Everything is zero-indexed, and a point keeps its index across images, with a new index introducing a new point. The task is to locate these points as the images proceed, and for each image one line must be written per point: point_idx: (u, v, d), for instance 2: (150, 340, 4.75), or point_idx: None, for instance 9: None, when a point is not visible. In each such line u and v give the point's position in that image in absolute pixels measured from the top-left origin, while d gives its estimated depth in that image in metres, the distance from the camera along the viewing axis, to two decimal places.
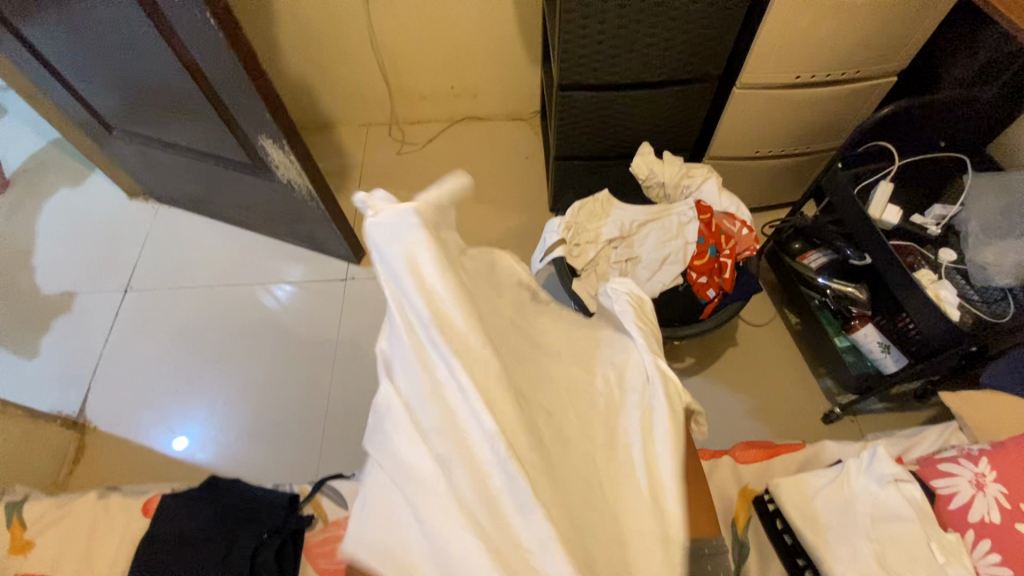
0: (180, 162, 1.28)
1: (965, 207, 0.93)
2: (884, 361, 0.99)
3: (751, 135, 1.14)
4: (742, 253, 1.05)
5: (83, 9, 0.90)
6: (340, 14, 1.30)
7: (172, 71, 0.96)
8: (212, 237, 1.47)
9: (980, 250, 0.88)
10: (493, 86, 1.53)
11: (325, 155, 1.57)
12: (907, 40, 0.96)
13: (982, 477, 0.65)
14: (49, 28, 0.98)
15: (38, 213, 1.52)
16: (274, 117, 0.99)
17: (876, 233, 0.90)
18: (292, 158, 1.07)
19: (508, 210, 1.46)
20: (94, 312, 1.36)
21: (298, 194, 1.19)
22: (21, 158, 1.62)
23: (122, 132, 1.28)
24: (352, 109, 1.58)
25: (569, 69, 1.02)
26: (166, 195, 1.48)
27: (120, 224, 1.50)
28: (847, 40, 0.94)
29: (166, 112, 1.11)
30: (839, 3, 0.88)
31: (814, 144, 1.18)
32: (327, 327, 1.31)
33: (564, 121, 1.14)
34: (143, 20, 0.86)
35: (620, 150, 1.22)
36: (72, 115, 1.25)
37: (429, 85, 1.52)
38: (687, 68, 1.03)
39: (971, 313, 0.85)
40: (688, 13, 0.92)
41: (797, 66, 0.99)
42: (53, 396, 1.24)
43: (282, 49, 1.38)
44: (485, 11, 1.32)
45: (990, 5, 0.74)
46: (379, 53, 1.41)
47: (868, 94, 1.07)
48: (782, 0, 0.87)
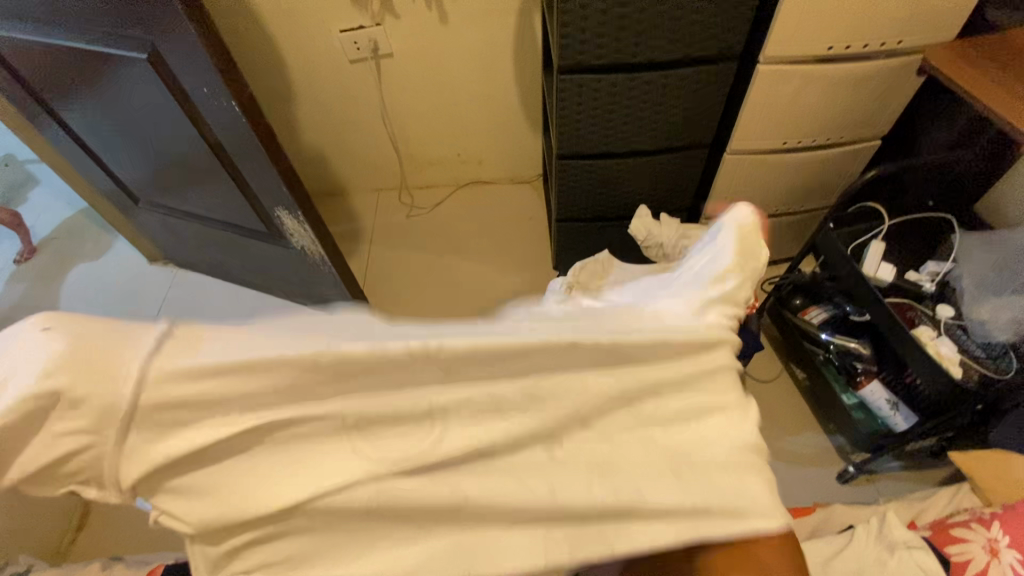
0: (200, 230, 1.35)
1: (957, 264, 0.95)
2: (893, 419, 0.98)
3: (746, 197, 1.19)
4: (743, 310, 1.07)
5: (120, 98, 0.99)
6: (355, 91, 1.40)
7: (197, 148, 1.04)
8: (226, 300, 1.52)
9: (976, 306, 0.89)
10: (497, 153, 1.61)
11: (338, 220, 1.64)
12: (884, 109, 1.02)
13: (996, 542, 0.63)
14: (87, 112, 1.07)
15: (63, 279, 1.59)
16: (290, 189, 1.05)
17: (871, 291, 0.93)
18: (306, 226, 1.13)
19: (515, 270, 1.50)
20: None
21: (311, 259, 1.24)
22: (49, 227, 1.71)
23: (147, 203, 1.35)
24: (364, 177, 1.66)
25: (567, 141, 1.08)
26: (184, 259, 1.54)
27: (140, 288, 1.56)
28: (828, 110, 1.00)
29: (187, 184, 1.19)
30: (817, 78, 0.94)
31: (807, 205, 1.23)
32: None
33: (565, 187, 1.19)
34: (172, 105, 0.93)
35: (618, 212, 1.27)
36: (101, 188, 1.34)
37: (437, 153, 1.61)
38: (679, 137, 1.09)
39: (975, 369, 0.85)
40: (675, 89, 0.99)
41: (783, 134, 1.05)
42: None
43: (300, 124, 1.47)
44: (489, 86, 1.42)
45: (972, 95, 0.78)
46: (390, 126, 1.51)
47: (853, 157, 1.12)
48: (764, 77, 0.94)
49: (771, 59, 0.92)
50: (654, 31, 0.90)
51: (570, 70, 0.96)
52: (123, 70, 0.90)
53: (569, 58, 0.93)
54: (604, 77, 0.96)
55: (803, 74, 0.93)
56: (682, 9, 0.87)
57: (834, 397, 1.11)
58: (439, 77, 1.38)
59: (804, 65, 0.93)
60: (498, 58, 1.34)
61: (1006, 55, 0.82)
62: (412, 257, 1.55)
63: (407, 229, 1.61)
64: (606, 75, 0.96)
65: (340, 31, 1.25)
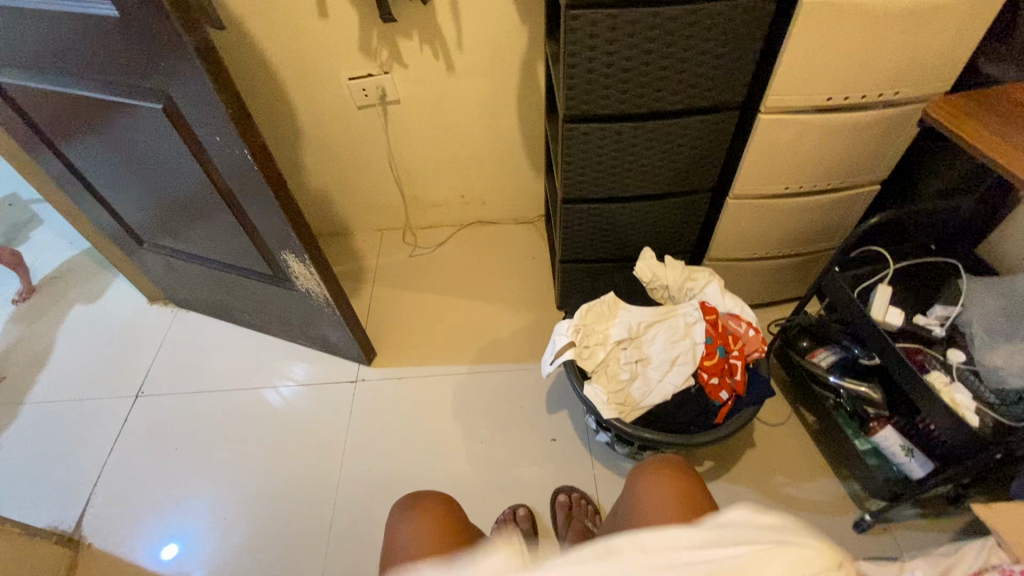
0: (202, 272, 1.34)
1: (965, 308, 0.95)
2: (909, 466, 0.96)
3: (749, 240, 1.20)
4: (751, 354, 1.06)
5: (132, 144, 1.00)
6: (362, 135, 1.42)
7: (205, 193, 1.04)
8: (224, 341, 1.50)
9: (988, 353, 0.89)
10: (499, 195, 1.63)
11: (341, 259, 1.64)
12: (882, 155, 1.03)
13: None
14: (97, 156, 1.09)
15: (61, 318, 1.57)
16: (298, 234, 1.05)
17: (882, 335, 0.92)
18: (311, 270, 1.12)
19: (518, 310, 1.50)
20: (103, 419, 1.36)
21: (315, 302, 1.23)
22: (50, 266, 1.70)
23: (151, 244, 1.35)
24: (369, 218, 1.67)
25: (573, 186, 1.10)
26: (184, 299, 1.53)
27: (139, 328, 1.55)
28: (829, 157, 1.02)
29: (191, 225, 1.19)
30: (819, 125, 0.96)
31: (809, 247, 1.23)
32: (335, 427, 1.30)
33: (570, 229, 1.20)
34: (184, 151, 0.95)
35: (621, 255, 1.27)
36: (107, 229, 1.34)
37: (440, 195, 1.62)
38: (683, 182, 1.11)
39: (989, 416, 0.84)
40: (679, 137, 1.01)
41: (786, 179, 1.06)
42: (52, 508, 1.22)
43: (306, 166, 1.49)
44: (494, 130, 1.44)
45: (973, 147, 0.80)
46: (395, 168, 1.53)
47: (854, 201, 1.13)
48: (765, 125, 0.96)
49: (772, 109, 0.95)
50: (658, 82, 0.92)
51: (575, 119, 0.99)
52: (137, 117, 0.92)
53: (574, 108, 0.96)
54: (609, 126, 0.99)
55: (802, 123, 0.96)
56: (684, 61, 0.90)
57: (845, 442, 1.09)
58: (445, 122, 1.41)
59: (805, 114, 0.95)
60: (503, 104, 1.38)
61: (1002, 107, 0.84)
62: (414, 297, 1.55)
63: (409, 269, 1.62)
64: (610, 123, 0.99)
65: (349, 79, 1.28)
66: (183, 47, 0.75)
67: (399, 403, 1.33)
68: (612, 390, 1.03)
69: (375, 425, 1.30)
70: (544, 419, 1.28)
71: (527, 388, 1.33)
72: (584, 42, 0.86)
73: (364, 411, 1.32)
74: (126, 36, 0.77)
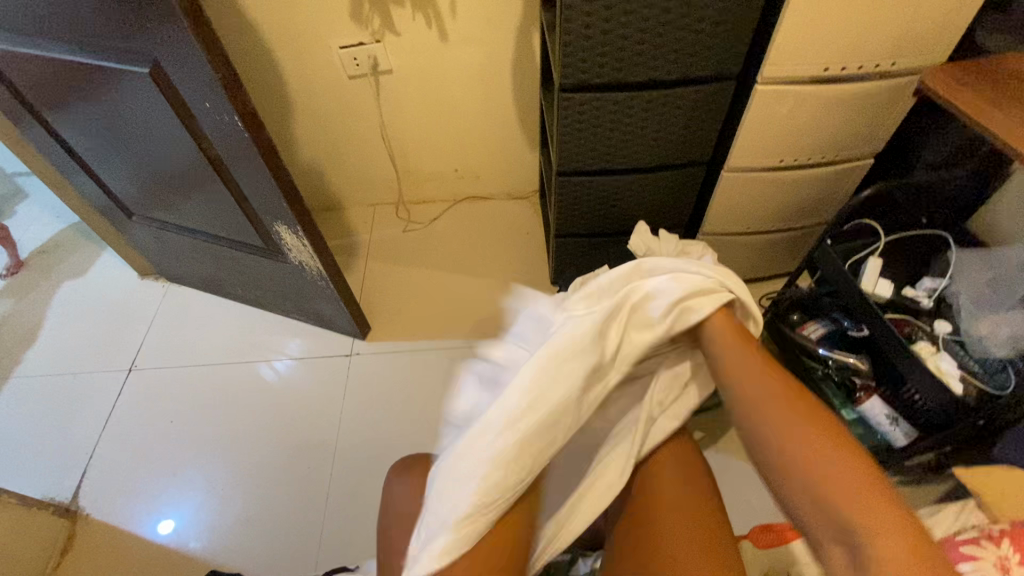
0: (193, 245, 1.33)
1: (953, 280, 0.96)
2: (894, 434, 0.99)
3: (743, 214, 1.20)
4: None
5: (118, 111, 0.98)
6: (354, 105, 1.40)
7: (194, 162, 1.03)
8: (217, 316, 1.49)
9: (974, 323, 0.90)
10: (493, 169, 1.62)
11: (334, 234, 1.63)
12: (878, 128, 1.03)
13: (1007, 559, 0.63)
14: (81, 124, 1.06)
15: (50, 293, 1.56)
16: (290, 204, 1.04)
17: (871, 307, 0.93)
18: (305, 242, 1.11)
19: (513, 285, 1.50)
20: (96, 393, 1.36)
21: (308, 274, 1.22)
22: (37, 241, 1.67)
23: (140, 217, 1.33)
24: (361, 191, 1.65)
25: (568, 158, 1.09)
26: (175, 273, 1.52)
27: (130, 303, 1.53)
28: (824, 129, 1.02)
29: (181, 196, 1.17)
30: (817, 95, 0.95)
31: (802, 220, 1.24)
32: (330, 400, 1.31)
33: (565, 203, 1.20)
34: (171, 118, 0.93)
35: (616, 229, 1.27)
36: (94, 202, 1.32)
37: (434, 169, 1.61)
38: (678, 154, 1.11)
39: (974, 385, 0.85)
40: (676, 107, 1.01)
41: (781, 152, 1.06)
42: (49, 481, 1.23)
43: (297, 138, 1.47)
44: (488, 101, 1.42)
45: (971, 118, 0.79)
46: (388, 141, 1.51)
47: (848, 174, 1.13)
48: (762, 96, 0.96)
49: (769, 79, 0.94)
50: (655, 50, 0.91)
51: (571, 89, 0.97)
52: (122, 82, 0.89)
53: (570, 77, 0.95)
54: (604, 96, 0.97)
55: (799, 94, 0.95)
56: (682, 29, 0.88)
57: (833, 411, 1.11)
58: (439, 93, 1.39)
59: (802, 84, 0.95)
60: (498, 76, 1.36)
61: (998, 79, 0.84)
62: (408, 271, 1.54)
63: (402, 244, 1.61)
64: (607, 93, 0.98)
65: (339, 47, 1.25)
66: (169, 7, 0.73)
67: (394, 375, 1.34)
68: None
69: (370, 398, 1.31)
70: None
71: None
72: (581, 7, 0.85)
73: (359, 384, 1.33)
74: None
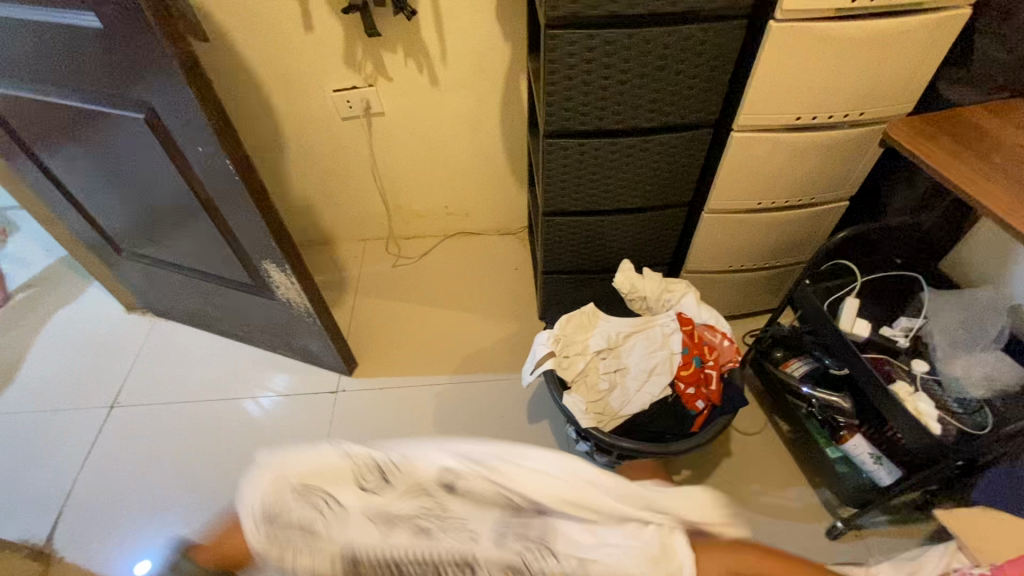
0: (182, 280, 1.33)
1: (928, 319, 0.99)
2: (878, 473, 0.99)
3: (724, 253, 1.23)
4: (727, 364, 1.08)
5: (113, 153, 1.00)
6: (346, 145, 1.43)
7: (185, 202, 1.04)
8: (203, 350, 1.49)
9: (950, 363, 0.93)
10: (482, 206, 1.65)
11: (324, 269, 1.64)
12: (851, 173, 1.08)
13: None
14: (75, 164, 1.08)
15: (35, 327, 1.55)
16: (280, 244, 1.05)
17: (849, 345, 0.96)
18: (293, 280, 1.12)
19: (501, 321, 1.51)
20: (77, 429, 1.34)
21: (296, 312, 1.23)
22: (26, 274, 1.67)
23: (130, 253, 1.34)
24: (351, 227, 1.67)
25: (553, 199, 1.12)
26: (163, 308, 1.52)
27: (116, 337, 1.53)
28: (798, 174, 1.06)
29: (172, 234, 1.18)
30: (790, 142, 1.00)
31: (782, 260, 1.27)
32: (314, 438, 1.29)
33: (551, 242, 1.22)
34: (165, 160, 0.95)
35: (601, 266, 1.30)
36: (86, 238, 1.33)
37: (424, 206, 1.64)
38: (660, 197, 1.14)
39: (952, 426, 0.87)
40: (657, 153, 1.04)
41: (758, 195, 1.10)
42: (23, 521, 1.19)
43: (289, 176, 1.50)
44: (476, 143, 1.46)
45: (933, 167, 0.83)
46: (379, 179, 1.54)
47: (824, 216, 1.17)
48: (739, 143, 1.00)
49: (744, 127, 0.98)
50: (635, 101, 0.95)
51: (555, 134, 1.01)
52: (118, 127, 0.92)
53: (554, 124, 0.98)
54: (588, 141, 1.01)
55: (773, 142, 0.99)
56: (660, 81, 0.93)
57: (818, 450, 1.12)
58: (429, 134, 1.43)
59: (776, 132, 0.99)
60: (486, 119, 1.40)
61: (960, 131, 0.89)
62: (396, 306, 1.55)
63: (391, 279, 1.62)
64: (589, 139, 1.01)
65: (333, 91, 1.29)
66: (167, 60, 0.76)
67: (379, 412, 1.33)
68: (591, 400, 1.05)
69: (355, 436, 1.29)
70: (525, 429, 1.29)
71: (508, 397, 1.34)
72: (563, 61, 0.89)
73: (345, 421, 1.32)
74: (108, 47, 0.78)
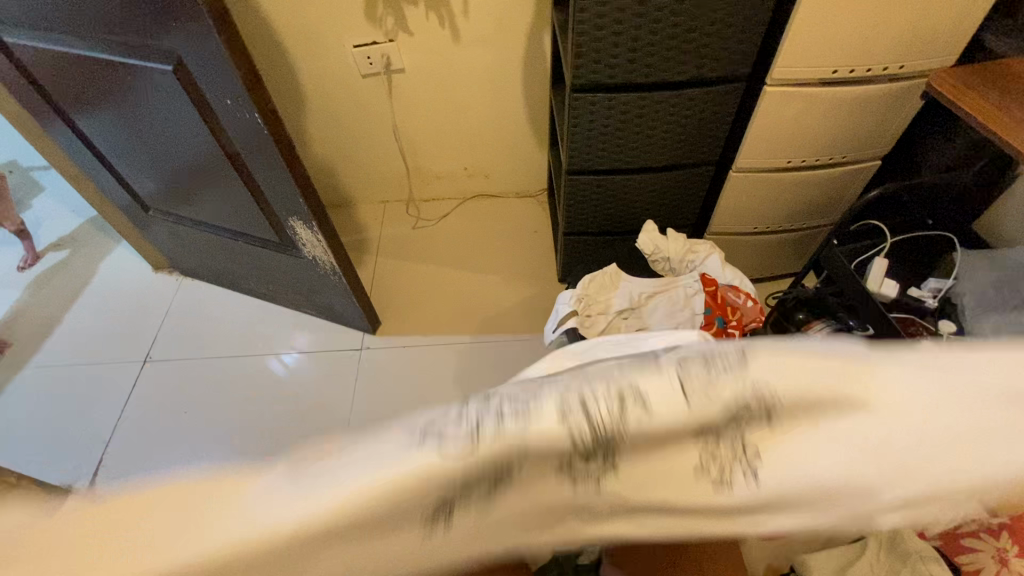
0: (208, 239, 1.35)
1: (959, 281, 0.97)
2: None
3: (750, 214, 1.22)
4: (750, 325, 1.05)
5: (140, 107, 1.00)
6: (366, 103, 1.42)
7: (212, 157, 1.05)
8: (228, 310, 1.52)
9: (977, 323, 0.91)
10: (502, 168, 1.64)
11: (345, 231, 1.65)
12: (885, 131, 1.05)
13: (1004, 552, 0.65)
14: (103, 120, 1.09)
15: (66, 286, 1.59)
16: (306, 200, 1.06)
17: (875, 307, 0.95)
18: (319, 237, 1.14)
19: (520, 283, 1.52)
20: (113, 383, 1.39)
21: (321, 269, 1.24)
22: (55, 234, 1.70)
23: (157, 212, 1.36)
24: (371, 188, 1.67)
25: (578, 158, 1.11)
26: (190, 267, 1.55)
27: (145, 295, 1.56)
28: (830, 131, 1.03)
29: (198, 192, 1.20)
30: (825, 97, 0.97)
31: (807, 222, 1.26)
32: (341, 393, 1.33)
33: (574, 201, 1.21)
34: (191, 112, 0.94)
35: (624, 227, 1.29)
36: (114, 197, 1.35)
37: (444, 167, 1.63)
38: (686, 155, 1.12)
39: None
40: (685, 108, 1.02)
41: (787, 153, 1.07)
42: (65, 468, 1.26)
43: (310, 135, 1.49)
44: (497, 101, 1.44)
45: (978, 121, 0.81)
46: (399, 138, 1.53)
47: (853, 176, 1.15)
48: (771, 98, 0.97)
49: (777, 81, 0.96)
50: (667, 51, 0.93)
51: (582, 89, 0.99)
52: (144, 78, 0.92)
53: (582, 77, 0.96)
54: (615, 96, 0.99)
55: (808, 97, 0.97)
56: (694, 30, 0.90)
57: None
58: (450, 92, 1.41)
59: (810, 87, 0.96)
60: (508, 76, 1.38)
61: (1003, 82, 0.85)
62: (417, 267, 1.57)
63: (412, 241, 1.63)
64: (617, 93, 0.99)
65: (352, 46, 1.27)
66: (196, 8, 0.75)
67: (404, 368, 1.36)
68: None
69: (378, 391, 1.33)
70: None
71: (528, 358, 1.36)
72: (594, 9, 0.86)
73: (370, 377, 1.35)
74: None
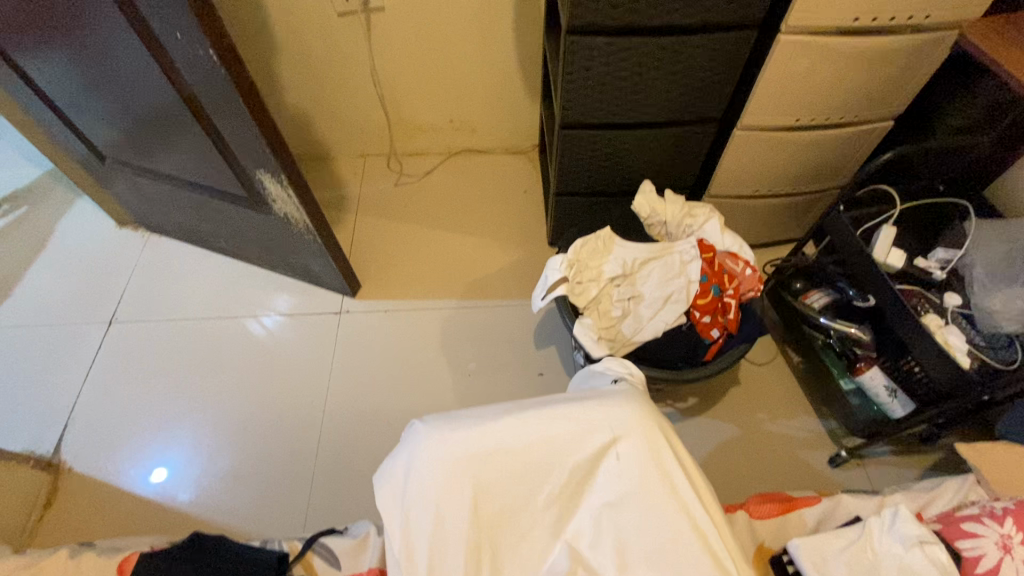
0: (174, 193, 1.26)
1: (968, 252, 0.94)
2: (891, 406, 0.97)
3: (752, 176, 1.15)
4: (746, 294, 1.03)
5: (83, 43, 0.89)
6: (343, 43, 1.29)
7: (168, 101, 0.94)
8: (200, 271, 1.43)
9: (986, 297, 0.88)
10: (491, 121, 1.54)
11: (322, 185, 1.56)
12: (903, 87, 0.98)
13: (1008, 538, 0.62)
14: (44, 58, 0.97)
15: (25, 241, 1.49)
16: (275, 151, 0.96)
17: (881, 275, 0.91)
18: (290, 192, 1.04)
19: (509, 244, 1.45)
20: (77, 345, 1.32)
21: (295, 228, 1.16)
22: (9, 185, 1.58)
23: (115, 162, 1.25)
24: (352, 141, 1.57)
25: (572, 109, 1.02)
26: (158, 224, 1.45)
27: (110, 253, 1.47)
28: (847, 85, 0.95)
29: (159, 141, 1.09)
30: (845, 47, 0.88)
31: (811, 186, 1.19)
32: (319, 358, 1.28)
33: (567, 158, 1.13)
34: (139, 47, 0.84)
35: (618, 187, 1.22)
36: (68, 147, 1.24)
37: (429, 119, 1.52)
38: (689, 110, 1.04)
39: (978, 359, 0.84)
40: (691, 58, 0.93)
41: (798, 111, 1.00)
42: (27, 435, 1.19)
43: (282, 81, 1.38)
44: (485, 47, 1.33)
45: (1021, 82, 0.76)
46: (379, 87, 1.42)
47: (864, 136, 1.08)
48: (784, 47, 0.89)
49: (794, 28, 0.87)
50: None
51: (579, 32, 0.89)
52: (82, 6, 0.80)
53: (579, 18, 0.86)
54: (616, 41, 0.90)
55: (825, 46, 0.88)
56: None
57: (828, 382, 1.09)
58: (435, 35, 1.29)
59: (828, 36, 0.88)
60: (500, 20, 1.26)
61: None
62: (400, 226, 1.49)
63: (395, 198, 1.54)
64: (617, 38, 0.90)
65: None
66: None
67: (387, 334, 1.31)
68: (603, 327, 1.00)
69: (358, 357, 1.28)
70: (532, 355, 1.27)
71: (517, 324, 1.31)
72: None
73: (350, 342, 1.30)
74: None
